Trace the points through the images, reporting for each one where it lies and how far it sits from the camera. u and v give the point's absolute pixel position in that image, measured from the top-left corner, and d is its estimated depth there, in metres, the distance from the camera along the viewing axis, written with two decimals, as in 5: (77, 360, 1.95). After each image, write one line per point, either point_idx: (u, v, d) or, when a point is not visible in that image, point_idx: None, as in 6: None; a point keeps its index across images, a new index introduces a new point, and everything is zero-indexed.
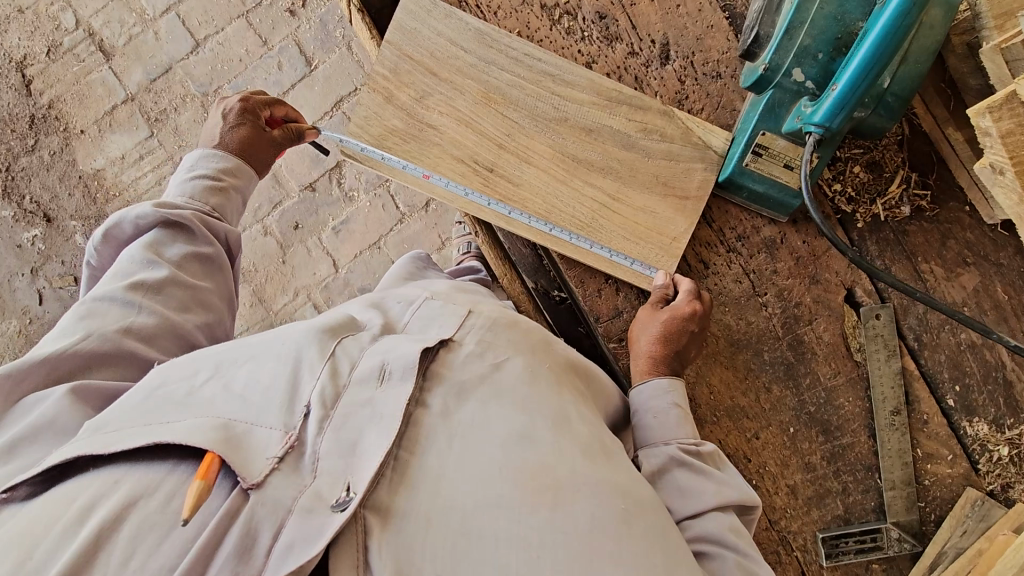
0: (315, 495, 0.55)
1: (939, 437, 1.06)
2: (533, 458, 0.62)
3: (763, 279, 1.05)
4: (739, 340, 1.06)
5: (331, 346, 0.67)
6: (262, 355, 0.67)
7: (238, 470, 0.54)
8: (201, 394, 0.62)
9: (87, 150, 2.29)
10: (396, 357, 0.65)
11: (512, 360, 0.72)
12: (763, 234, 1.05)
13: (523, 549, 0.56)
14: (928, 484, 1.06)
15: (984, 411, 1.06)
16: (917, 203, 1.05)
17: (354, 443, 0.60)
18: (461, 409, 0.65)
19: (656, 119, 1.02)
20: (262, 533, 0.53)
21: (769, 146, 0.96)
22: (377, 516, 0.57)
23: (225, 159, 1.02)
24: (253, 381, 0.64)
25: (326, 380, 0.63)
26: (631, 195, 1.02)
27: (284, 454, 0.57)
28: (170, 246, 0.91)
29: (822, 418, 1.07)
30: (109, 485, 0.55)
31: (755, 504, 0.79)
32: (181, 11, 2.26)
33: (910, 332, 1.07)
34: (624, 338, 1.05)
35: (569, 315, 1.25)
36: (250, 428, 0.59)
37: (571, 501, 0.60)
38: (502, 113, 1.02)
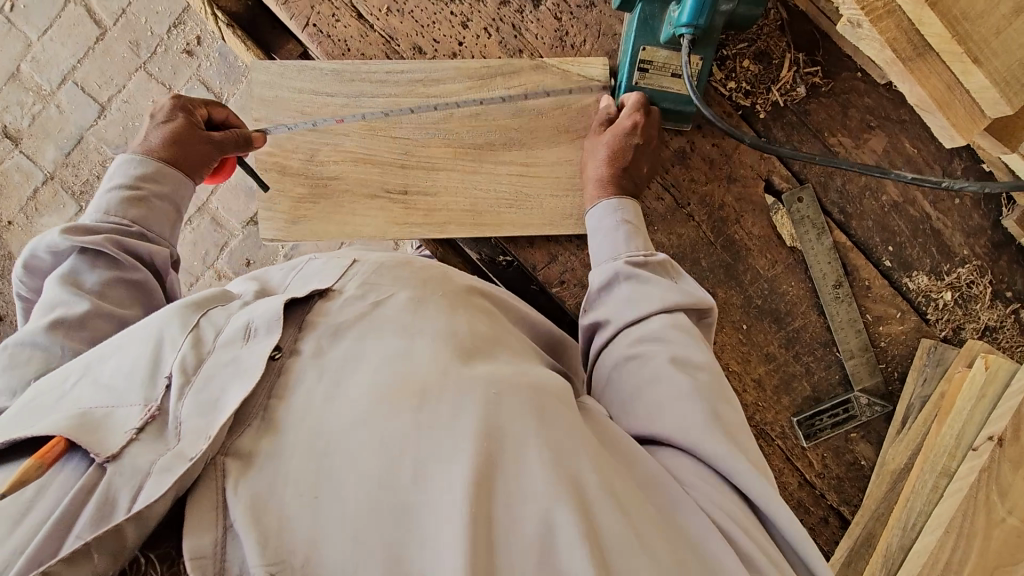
0: (176, 453, 0.55)
1: (885, 299, 1.10)
2: (401, 373, 0.63)
3: (683, 190, 1.07)
4: (675, 255, 1.08)
5: (194, 319, 0.69)
6: (127, 342, 0.67)
7: (88, 445, 0.55)
8: (68, 393, 0.63)
9: (20, 240, 2.25)
10: (260, 314, 0.68)
11: (395, 296, 0.73)
12: (672, 147, 1.07)
13: (382, 453, 0.56)
14: (885, 345, 1.10)
15: (920, 263, 1.10)
16: (811, 81, 1.07)
17: (216, 400, 0.60)
18: (335, 347, 0.67)
19: (533, 76, 1.02)
20: (120, 498, 0.53)
21: (653, 59, 0.97)
22: (237, 461, 0.57)
23: (147, 162, 0.89)
24: (118, 368, 0.64)
25: (187, 349, 0.64)
26: (546, 157, 1.02)
27: (144, 423, 0.58)
28: (88, 273, 0.81)
29: (771, 308, 1.10)
30: None
31: (706, 306, 0.84)
32: (77, 78, 2.20)
33: (834, 207, 1.09)
34: (565, 280, 1.06)
35: (518, 277, 1.21)
36: (111, 409, 0.60)
37: (437, 402, 0.60)
38: (392, 137, 1.01)
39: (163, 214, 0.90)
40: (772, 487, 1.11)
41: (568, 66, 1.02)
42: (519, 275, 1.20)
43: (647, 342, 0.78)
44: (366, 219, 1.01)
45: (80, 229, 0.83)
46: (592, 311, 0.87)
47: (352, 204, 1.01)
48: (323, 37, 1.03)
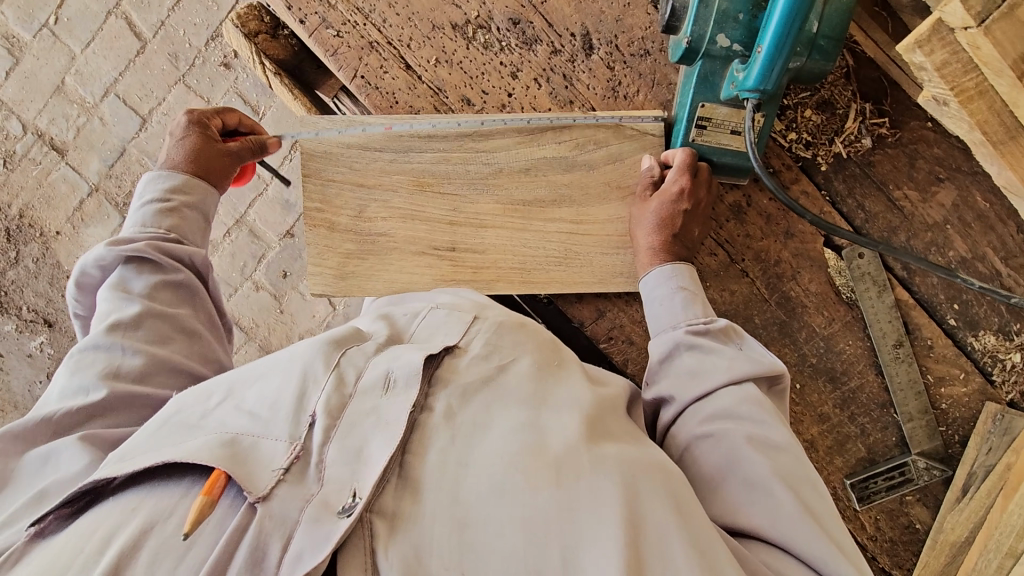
0: (322, 503, 0.62)
1: (948, 359, 1.06)
2: (530, 447, 0.68)
3: (738, 246, 1.03)
4: (727, 311, 1.05)
5: (336, 358, 0.75)
6: (270, 374, 0.74)
7: (243, 484, 0.62)
8: (216, 419, 0.70)
9: (68, 249, 2.32)
10: (397, 367, 0.73)
11: (517, 360, 0.79)
12: (728, 201, 1.02)
13: (524, 526, 0.62)
14: (945, 407, 1.06)
15: (987, 322, 1.05)
16: (877, 132, 1.01)
17: (359, 449, 0.67)
18: (465, 409, 0.73)
19: (585, 130, 0.98)
20: (273, 543, 0.60)
21: (711, 116, 0.93)
22: (383, 520, 0.63)
23: (175, 176, 0.96)
24: (261, 399, 0.71)
25: (331, 390, 0.71)
26: (594, 215, 0.99)
27: (290, 463, 0.65)
28: (136, 279, 0.88)
29: (826, 367, 1.06)
30: (129, 512, 0.61)
31: (778, 372, 0.79)
32: (119, 91, 2.23)
33: (897, 262, 1.04)
34: (613, 336, 1.04)
35: (559, 315, 1.15)
36: (256, 440, 0.67)
37: (573, 478, 0.66)
38: (439, 193, 0.99)
39: (194, 225, 0.97)
40: None
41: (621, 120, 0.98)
42: (560, 313, 1.15)
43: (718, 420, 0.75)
44: (414, 274, 1.00)
45: (121, 241, 0.91)
46: (653, 385, 0.84)
47: (401, 261, 1.00)
48: (371, 88, 1.01)
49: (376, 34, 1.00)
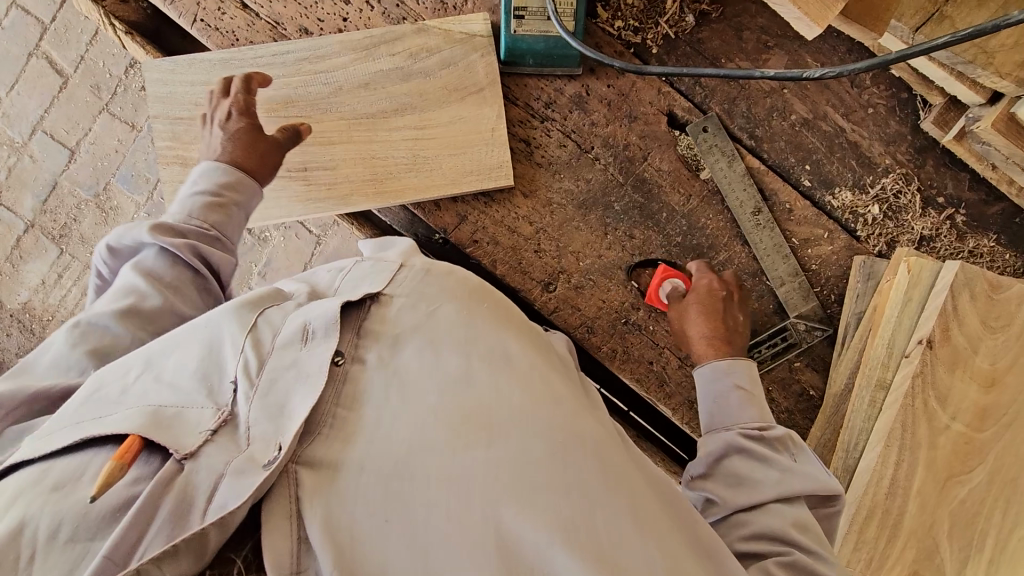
0: (250, 459, 0.59)
1: (809, 220, 1.07)
2: (464, 400, 0.66)
3: (585, 135, 1.06)
4: (586, 200, 1.07)
5: (251, 319, 0.72)
6: (189, 340, 0.70)
7: (169, 445, 0.58)
8: (135, 387, 0.64)
9: (9, 288, 2.32)
10: (317, 318, 0.70)
11: (446, 307, 0.77)
12: (568, 93, 1.06)
13: (453, 482, 0.60)
14: (816, 268, 1.07)
15: (842, 178, 1.07)
16: (699, 9, 1.05)
17: (283, 405, 0.64)
18: (397, 355, 0.71)
19: (416, 40, 1.02)
20: (197, 498, 0.56)
21: (526, 5, 0.98)
22: (309, 469, 0.61)
23: (229, 172, 0.87)
24: (185, 365, 0.67)
25: (250, 350, 0.68)
26: (437, 114, 1.02)
27: (218, 426, 0.62)
28: (157, 264, 0.80)
29: (693, 244, 1.07)
30: (35, 477, 0.56)
31: (835, 492, 0.74)
32: (46, 127, 2.27)
33: (742, 132, 1.07)
34: (476, 239, 1.07)
35: (455, 251, 1.20)
36: (181, 409, 0.62)
37: (508, 430, 0.64)
38: (286, 116, 1.03)
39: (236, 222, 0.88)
40: None
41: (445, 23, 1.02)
42: (456, 249, 1.21)
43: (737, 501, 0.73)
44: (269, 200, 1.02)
45: (165, 229, 0.81)
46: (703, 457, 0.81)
47: None
48: (211, 30, 1.06)
49: None
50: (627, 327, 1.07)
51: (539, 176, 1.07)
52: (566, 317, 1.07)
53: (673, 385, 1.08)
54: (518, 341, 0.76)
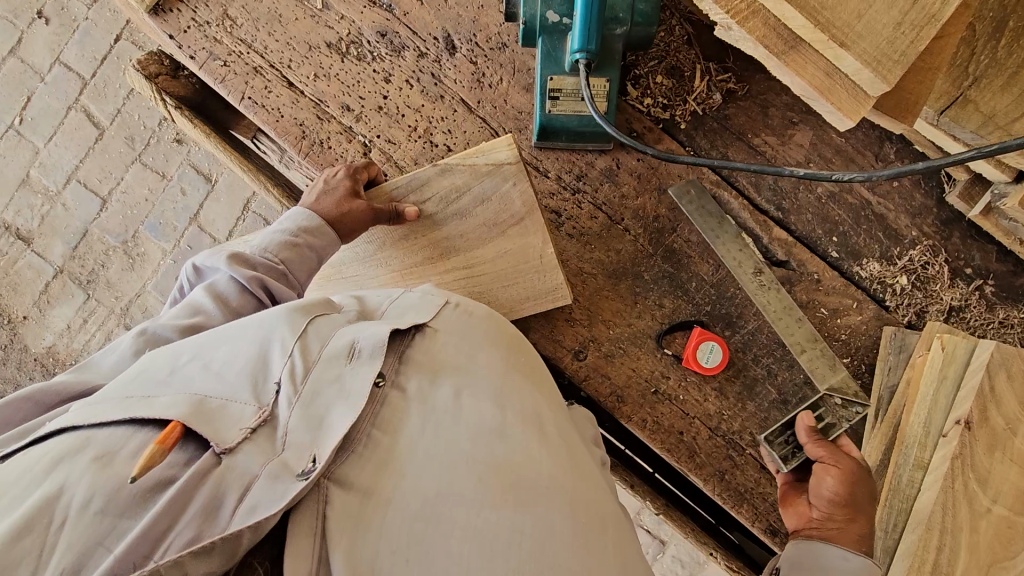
0: (283, 463, 0.60)
1: (838, 290, 1.08)
2: (500, 456, 0.67)
3: (615, 207, 1.09)
4: (616, 270, 1.09)
5: (303, 325, 0.72)
6: (238, 336, 0.71)
7: (212, 437, 0.59)
8: (181, 374, 0.65)
9: (34, 332, 2.32)
10: (365, 335, 0.71)
11: (485, 353, 0.78)
12: (599, 166, 1.09)
13: (477, 534, 0.60)
14: (846, 338, 1.07)
15: (869, 250, 1.09)
16: (726, 88, 1.09)
17: (322, 417, 0.65)
18: (436, 392, 0.71)
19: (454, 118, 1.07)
20: (227, 495, 0.57)
21: (561, 87, 1.01)
22: (339, 487, 0.61)
23: (312, 218, 0.92)
24: (231, 362, 0.68)
25: (297, 354, 0.68)
26: (477, 255, 1.05)
27: (258, 424, 0.62)
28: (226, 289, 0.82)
29: (722, 313, 1.08)
30: (78, 442, 0.57)
31: None
32: (80, 176, 2.30)
33: (770, 205, 1.10)
34: (509, 306, 1.09)
35: None
36: (225, 403, 0.63)
37: (535, 496, 0.65)
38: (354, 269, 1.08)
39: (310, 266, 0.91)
40: (751, 500, 1.07)
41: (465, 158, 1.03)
42: None
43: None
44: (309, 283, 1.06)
45: (243, 261, 0.85)
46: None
47: None
48: (259, 106, 1.11)
49: (261, 60, 1.11)
50: (658, 397, 1.08)
51: (570, 247, 1.09)
52: (596, 385, 1.08)
53: (705, 455, 1.07)
54: (552, 410, 0.78)
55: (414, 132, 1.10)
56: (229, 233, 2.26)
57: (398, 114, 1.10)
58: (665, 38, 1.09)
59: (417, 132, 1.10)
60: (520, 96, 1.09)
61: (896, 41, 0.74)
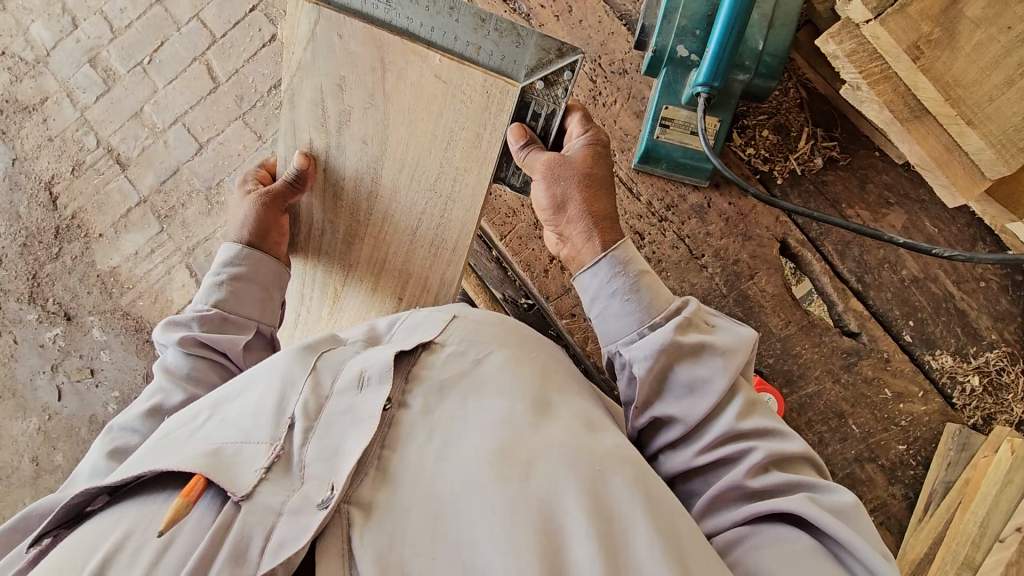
0: (303, 497, 0.62)
1: (906, 374, 1.06)
2: (504, 439, 0.67)
3: (698, 242, 1.12)
4: None
5: (311, 361, 0.78)
6: (250, 385, 0.76)
7: (227, 486, 0.62)
8: (201, 431, 0.71)
9: (104, 251, 2.22)
10: (373, 365, 0.75)
11: (492, 355, 0.79)
12: (691, 201, 1.12)
13: (495, 516, 0.60)
14: (906, 424, 1.05)
15: (944, 342, 1.07)
16: (829, 154, 1.12)
17: (337, 446, 0.67)
18: (441, 404, 0.72)
19: None
20: (254, 537, 0.59)
21: (674, 117, 1.06)
22: (360, 510, 0.62)
23: (241, 249, 0.94)
24: (243, 411, 0.73)
25: (309, 393, 0.73)
26: (412, 160, 0.96)
27: (271, 462, 0.66)
28: (186, 362, 0.87)
29: (783, 369, 1.08)
30: (112, 520, 0.63)
31: None
32: (187, 121, 2.21)
33: (851, 275, 1.10)
34: (575, 313, 1.12)
35: (539, 321, 1.23)
36: (240, 447, 0.67)
37: (545, 466, 0.64)
38: (328, 197, 1.01)
39: (253, 297, 0.94)
40: None
41: (298, 80, 0.97)
42: (540, 318, 1.23)
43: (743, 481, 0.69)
44: (335, 243, 1.03)
45: (175, 326, 0.89)
46: (647, 408, 0.77)
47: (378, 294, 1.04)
48: None
49: None
50: None
51: None
52: None
53: None
54: (563, 386, 0.78)
55: None
56: None
57: None
58: (779, 97, 1.12)
59: None
60: (630, 121, 1.15)
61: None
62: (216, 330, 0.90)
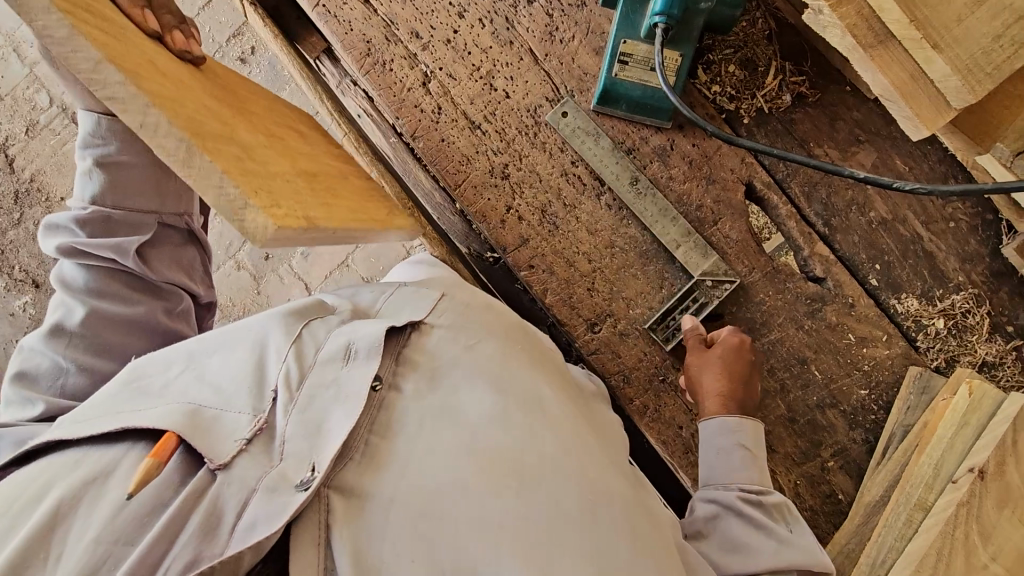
0: (281, 475, 0.61)
1: (870, 319, 1.04)
2: (497, 445, 0.67)
3: (660, 187, 1.07)
4: (648, 250, 1.07)
5: (298, 329, 0.73)
6: (231, 341, 0.73)
7: (206, 452, 0.61)
8: (174, 386, 0.67)
9: None
10: (362, 338, 0.70)
11: (483, 344, 0.79)
12: (652, 144, 1.07)
13: (483, 527, 0.62)
14: (868, 369, 1.04)
15: (910, 286, 1.05)
16: (797, 90, 1.06)
17: (320, 423, 0.65)
18: (433, 393, 0.71)
19: (528, 71, 1.08)
20: (226, 513, 0.59)
21: (633, 53, 0.99)
22: (340, 495, 0.63)
23: (97, 130, 0.76)
24: (224, 370, 0.69)
25: (292, 360, 0.69)
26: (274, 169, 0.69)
27: (253, 435, 0.64)
28: (82, 276, 0.82)
29: (745, 317, 1.06)
30: (71, 463, 0.62)
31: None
32: None
33: (817, 219, 1.06)
34: (533, 265, 1.08)
35: (505, 275, 1.23)
36: (219, 413, 0.65)
37: (537, 480, 0.66)
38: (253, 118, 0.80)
39: (134, 185, 0.80)
40: None
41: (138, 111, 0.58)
42: (506, 273, 1.23)
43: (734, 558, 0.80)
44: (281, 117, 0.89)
45: (59, 231, 0.80)
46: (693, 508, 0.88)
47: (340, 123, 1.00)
48: (331, 16, 1.11)
49: None
50: (663, 385, 1.06)
51: (605, 217, 1.07)
52: (604, 361, 1.07)
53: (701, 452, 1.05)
54: (547, 386, 0.79)
55: (476, 72, 1.09)
56: None
57: (464, 51, 1.09)
58: (747, 28, 1.05)
59: (480, 72, 1.09)
60: (588, 58, 1.07)
61: (992, 53, 0.72)
62: (106, 234, 0.80)
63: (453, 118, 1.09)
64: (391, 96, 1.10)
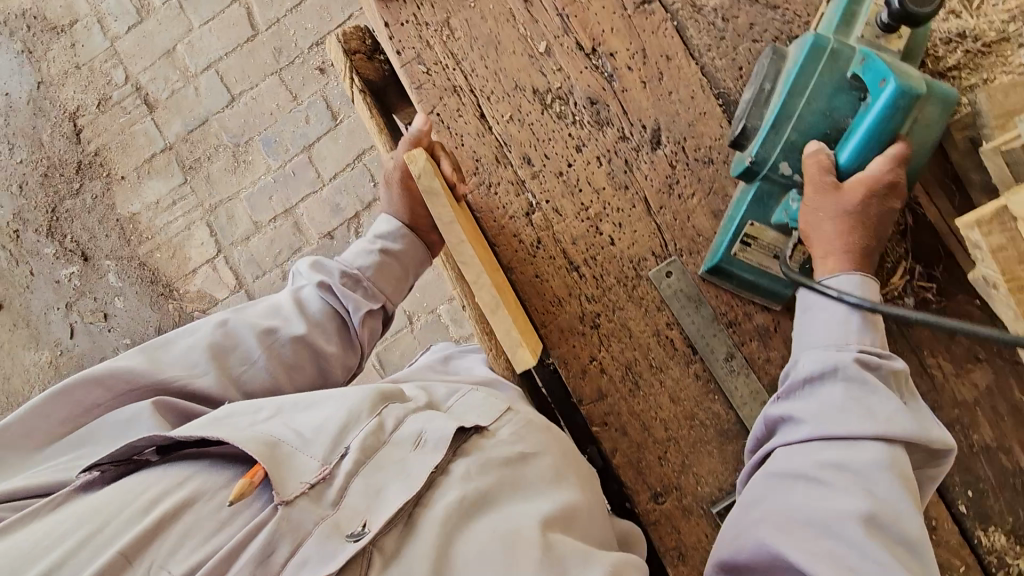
0: (335, 526, 0.69)
1: (950, 546, 0.99)
2: (525, 531, 0.72)
3: (756, 367, 1.01)
4: (729, 430, 1.00)
5: (380, 407, 0.83)
6: (319, 402, 0.83)
7: (276, 485, 0.70)
8: (263, 427, 0.78)
9: None
10: (434, 430, 0.80)
11: (538, 457, 0.84)
12: (756, 321, 1.01)
13: None
14: None
15: (1001, 521, 0.98)
16: (922, 295, 0.98)
17: (380, 491, 0.74)
18: (479, 477, 0.77)
19: (638, 221, 1.03)
20: (281, 546, 0.67)
21: (758, 236, 0.95)
22: (381, 557, 0.69)
23: (394, 226, 1.07)
24: (309, 422, 0.80)
25: (368, 432, 0.78)
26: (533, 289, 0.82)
27: (316, 480, 0.72)
28: (313, 302, 1.00)
29: None
30: (169, 482, 0.71)
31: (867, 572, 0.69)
32: None
33: None
34: (607, 421, 1.02)
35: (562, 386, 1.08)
36: (294, 451, 0.75)
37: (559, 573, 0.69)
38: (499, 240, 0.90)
39: (391, 271, 1.07)
40: None
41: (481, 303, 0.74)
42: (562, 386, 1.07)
43: (787, 478, 0.75)
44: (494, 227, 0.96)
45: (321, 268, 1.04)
46: (782, 401, 0.83)
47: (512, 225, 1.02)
48: (444, 127, 1.06)
49: (461, 80, 1.06)
50: None
51: (692, 386, 1.02)
52: (662, 535, 1.01)
53: None
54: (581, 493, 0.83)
55: (584, 212, 1.03)
56: (334, 174, 2.34)
57: (575, 187, 1.04)
58: None
59: (587, 213, 1.03)
60: (705, 220, 1.02)
61: None
62: (350, 288, 1.03)
63: (551, 254, 1.04)
64: (492, 220, 1.05)
